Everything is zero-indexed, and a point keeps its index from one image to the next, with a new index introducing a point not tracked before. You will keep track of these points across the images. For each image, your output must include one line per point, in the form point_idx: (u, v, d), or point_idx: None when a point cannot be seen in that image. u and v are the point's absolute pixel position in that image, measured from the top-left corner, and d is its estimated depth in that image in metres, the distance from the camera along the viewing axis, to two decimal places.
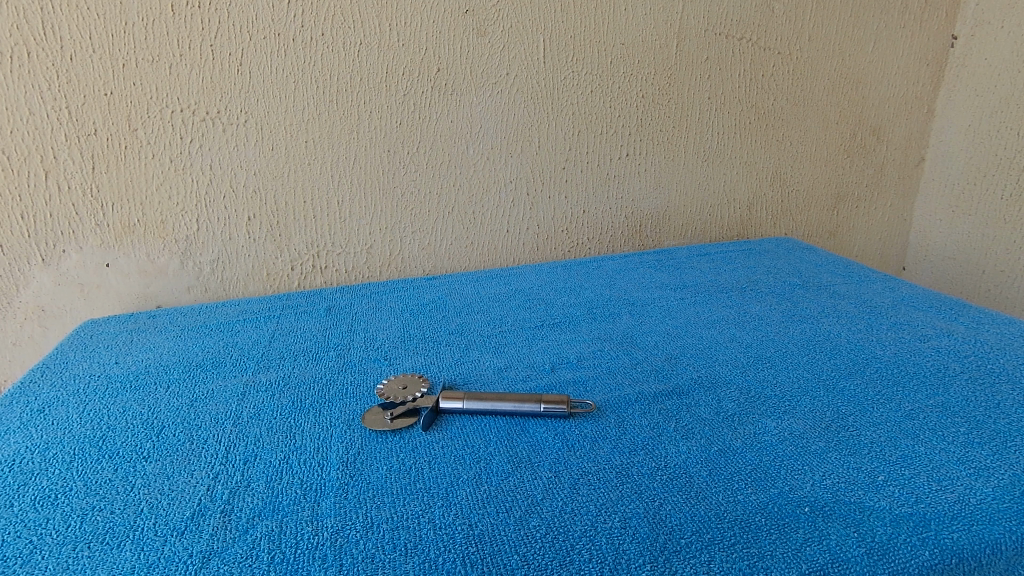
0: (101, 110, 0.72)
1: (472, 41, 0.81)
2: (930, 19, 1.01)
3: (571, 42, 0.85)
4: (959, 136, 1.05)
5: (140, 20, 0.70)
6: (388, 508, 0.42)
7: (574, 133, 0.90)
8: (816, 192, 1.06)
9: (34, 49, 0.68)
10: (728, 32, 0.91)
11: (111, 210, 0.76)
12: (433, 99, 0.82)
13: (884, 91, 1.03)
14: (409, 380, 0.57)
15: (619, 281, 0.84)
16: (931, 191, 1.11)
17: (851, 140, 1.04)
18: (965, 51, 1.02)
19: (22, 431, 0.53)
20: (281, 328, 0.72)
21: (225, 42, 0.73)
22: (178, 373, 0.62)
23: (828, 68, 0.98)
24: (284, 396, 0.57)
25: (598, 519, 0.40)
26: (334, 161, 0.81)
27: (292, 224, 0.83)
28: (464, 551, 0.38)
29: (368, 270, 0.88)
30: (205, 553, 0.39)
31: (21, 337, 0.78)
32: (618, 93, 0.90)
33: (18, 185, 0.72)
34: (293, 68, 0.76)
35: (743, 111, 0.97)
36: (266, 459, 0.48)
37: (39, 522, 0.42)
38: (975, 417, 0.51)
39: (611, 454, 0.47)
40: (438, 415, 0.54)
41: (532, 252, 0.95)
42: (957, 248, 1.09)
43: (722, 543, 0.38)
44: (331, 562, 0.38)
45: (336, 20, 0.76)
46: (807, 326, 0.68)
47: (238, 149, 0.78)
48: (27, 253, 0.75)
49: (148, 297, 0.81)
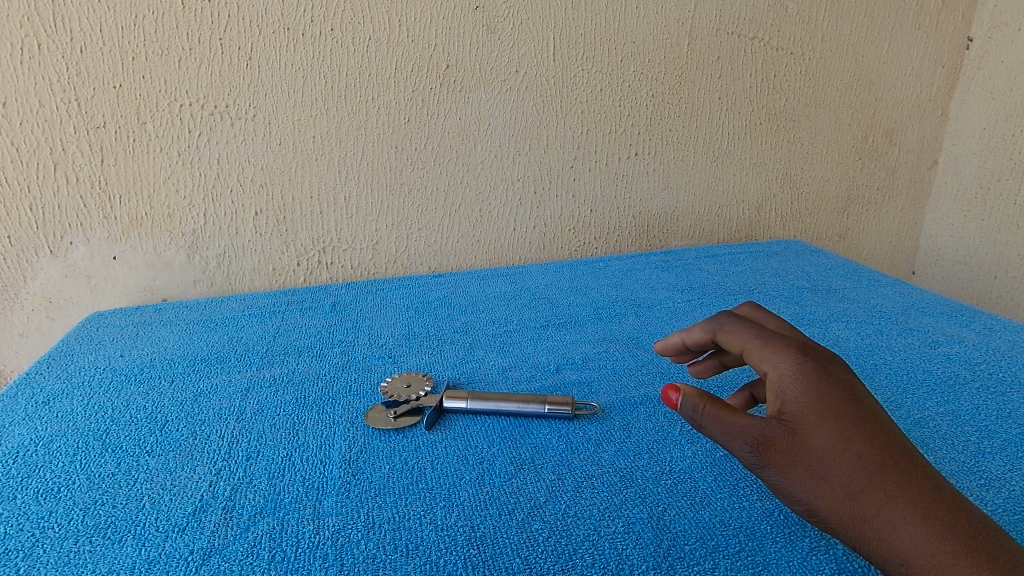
0: (111, 103, 0.72)
1: (482, 38, 0.81)
2: (947, 20, 0.99)
3: (581, 39, 0.84)
4: (972, 139, 1.04)
5: (150, 14, 0.70)
6: (390, 508, 0.42)
7: (582, 131, 0.89)
8: (827, 195, 1.05)
9: (44, 41, 0.68)
10: (740, 32, 0.90)
11: (118, 203, 0.76)
12: (441, 96, 0.82)
13: (898, 93, 1.02)
14: (413, 378, 0.57)
15: (626, 281, 0.83)
16: (943, 195, 1.09)
17: (863, 142, 1.03)
18: (981, 53, 1.01)
19: (26, 423, 0.53)
20: (286, 323, 0.72)
21: (234, 36, 0.73)
22: (182, 367, 0.62)
23: (841, 69, 0.97)
24: (288, 392, 0.57)
25: (601, 523, 0.40)
26: (342, 157, 0.81)
27: (299, 220, 0.83)
28: (466, 553, 0.38)
29: (374, 267, 0.88)
30: (205, 550, 0.38)
31: (27, 328, 0.79)
32: (628, 91, 0.89)
33: (27, 176, 0.72)
34: (302, 64, 0.76)
35: (754, 111, 0.96)
36: (269, 455, 0.48)
37: (41, 515, 0.42)
38: (986, 426, 0.50)
39: (615, 457, 0.47)
40: (442, 414, 0.53)
41: (538, 250, 0.95)
42: (969, 253, 1.08)
43: (727, 551, 0.38)
44: (332, 562, 0.37)
45: (346, 15, 0.75)
46: (816, 330, 0.68)
47: (246, 144, 0.78)
48: (35, 245, 0.75)
49: (155, 290, 0.82)
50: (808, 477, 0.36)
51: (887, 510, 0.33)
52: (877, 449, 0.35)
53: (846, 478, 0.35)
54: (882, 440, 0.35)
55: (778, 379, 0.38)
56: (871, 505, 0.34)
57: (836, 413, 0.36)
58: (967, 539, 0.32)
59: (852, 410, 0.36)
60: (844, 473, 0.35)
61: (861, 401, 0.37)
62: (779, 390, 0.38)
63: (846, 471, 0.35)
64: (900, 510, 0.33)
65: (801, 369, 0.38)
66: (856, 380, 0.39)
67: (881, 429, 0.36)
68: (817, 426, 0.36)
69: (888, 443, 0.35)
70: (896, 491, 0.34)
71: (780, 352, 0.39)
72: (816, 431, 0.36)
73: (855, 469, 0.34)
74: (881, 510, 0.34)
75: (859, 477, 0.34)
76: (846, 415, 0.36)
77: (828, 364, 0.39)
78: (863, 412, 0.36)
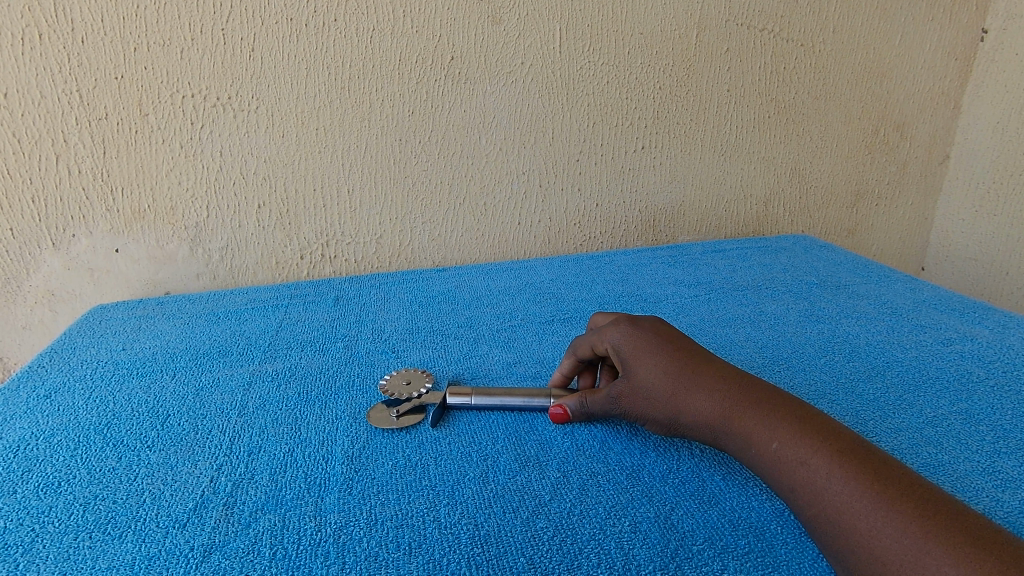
0: (112, 94, 0.71)
1: (488, 29, 0.80)
2: (961, 11, 0.97)
3: (588, 30, 0.83)
4: (986, 133, 1.02)
5: (152, 4, 0.69)
6: (393, 505, 0.41)
7: (589, 124, 0.88)
8: (836, 189, 1.04)
9: (45, 31, 0.67)
10: (750, 23, 0.89)
11: (121, 196, 0.76)
12: (446, 88, 0.81)
13: (910, 86, 1.00)
14: (412, 377, 0.56)
15: (631, 276, 0.83)
16: (955, 190, 1.08)
17: (873, 136, 1.01)
18: (995, 45, 0.99)
19: (28, 416, 0.53)
20: (289, 317, 0.71)
21: (237, 26, 0.72)
22: (184, 361, 0.61)
23: (852, 61, 0.96)
24: (290, 386, 0.56)
25: (607, 522, 0.39)
26: (346, 150, 0.80)
27: (302, 213, 0.82)
28: (469, 552, 0.37)
29: (377, 261, 0.88)
30: (206, 546, 0.38)
31: (31, 321, 0.78)
32: (635, 84, 0.88)
33: (29, 168, 0.72)
34: (305, 54, 0.75)
35: (763, 105, 0.94)
36: (270, 451, 0.47)
37: (41, 510, 0.42)
38: (1000, 425, 0.49)
39: (621, 454, 0.46)
40: (445, 412, 0.52)
41: (543, 245, 0.94)
42: (980, 248, 1.06)
43: (736, 551, 0.37)
44: (334, 560, 0.37)
45: (349, 5, 0.74)
46: (825, 327, 0.67)
47: (249, 136, 0.77)
48: (38, 237, 0.75)
49: (157, 283, 0.81)
50: (646, 402, 0.46)
51: (692, 397, 0.44)
52: (679, 359, 0.46)
53: (664, 387, 0.45)
54: (681, 353, 0.47)
55: (612, 344, 0.49)
56: (682, 401, 0.45)
57: (649, 348, 0.47)
58: (746, 397, 0.43)
59: (660, 342, 0.48)
60: (660, 385, 0.45)
61: (669, 336, 0.49)
62: (617, 352, 0.49)
63: (660, 382, 0.46)
64: (699, 394, 0.44)
65: (626, 331, 0.49)
66: (669, 328, 0.51)
67: (680, 348, 0.47)
68: (639, 361, 0.47)
69: (686, 354, 0.47)
70: (695, 382, 0.45)
71: (609, 327, 0.51)
72: (639, 365, 0.47)
73: (664, 379, 0.45)
74: (688, 399, 0.44)
75: (669, 381, 0.45)
76: (656, 346, 0.47)
77: (643, 322, 0.51)
78: (668, 341, 0.48)
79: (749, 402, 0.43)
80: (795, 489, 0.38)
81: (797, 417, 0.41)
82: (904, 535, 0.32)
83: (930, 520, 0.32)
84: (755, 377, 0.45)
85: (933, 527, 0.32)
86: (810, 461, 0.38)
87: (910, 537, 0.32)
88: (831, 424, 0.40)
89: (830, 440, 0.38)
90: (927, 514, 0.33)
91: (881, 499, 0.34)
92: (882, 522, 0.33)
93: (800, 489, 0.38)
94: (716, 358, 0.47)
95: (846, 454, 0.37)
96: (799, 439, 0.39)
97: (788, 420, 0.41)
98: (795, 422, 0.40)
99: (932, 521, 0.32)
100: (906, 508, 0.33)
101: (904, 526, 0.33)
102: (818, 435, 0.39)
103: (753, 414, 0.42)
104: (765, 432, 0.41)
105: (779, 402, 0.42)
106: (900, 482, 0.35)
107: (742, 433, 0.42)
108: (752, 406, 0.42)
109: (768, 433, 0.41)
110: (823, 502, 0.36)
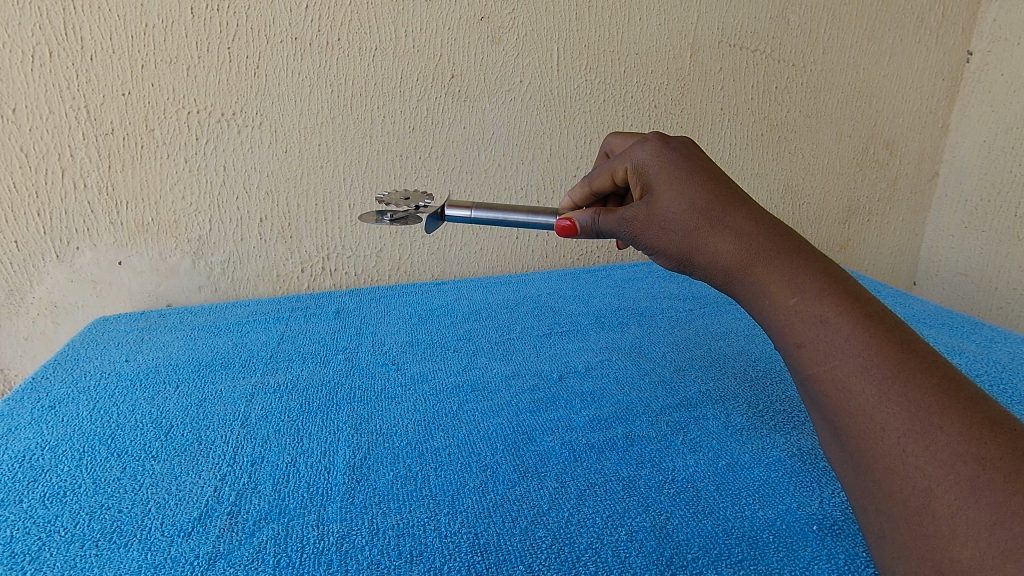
0: (119, 111, 0.73)
1: (488, 48, 0.82)
2: (948, 33, 1.00)
3: (586, 51, 0.85)
4: (973, 151, 1.05)
5: (161, 23, 0.71)
6: (394, 514, 0.42)
7: (586, 141, 0.90)
8: (828, 205, 1.05)
9: (55, 49, 0.69)
10: (743, 44, 0.91)
11: (125, 209, 0.77)
12: (446, 106, 0.83)
13: (898, 104, 1.02)
14: (412, 194, 0.59)
15: (627, 290, 0.84)
16: (944, 208, 1.10)
17: (863, 153, 1.04)
18: (980, 66, 1.02)
19: (33, 427, 0.53)
20: (291, 329, 0.72)
21: (243, 45, 0.74)
22: (187, 373, 0.62)
23: (842, 82, 0.98)
24: (292, 398, 0.57)
25: (604, 532, 0.40)
26: (348, 166, 0.82)
27: (304, 226, 0.83)
28: (470, 560, 0.38)
29: (377, 274, 0.89)
30: (211, 554, 0.39)
31: (32, 333, 0.79)
32: (631, 102, 0.90)
33: (35, 182, 0.73)
34: (308, 72, 0.77)
35: (755, 121, 0.96)
36: (274, 461, 0.48)
37: (47, 519, 0.42)
38: None
39: (618, 464, 0.47)
40: (440, 222, 0.57)
41: (540, 259, 0.96)
42: (969, 264, 1.09)
43: (730, 560, 0.38)
44: (337, 568, 0.38)
45: (351, 25, 0.76)
46: None
47: (252, 151, 0.78)
48: (42, 249, 0.76)
49: (159, 296, 0.82)
50: (657, 229, 0.46)
51: (712, 242, 0.44)
52: (707, 199, 0.45)
53: (684, 224, 0.45)
54: (715, 191, 0.45)
55: (635, 161, 0.48)
56: (700, 244, 0.45)
57: (678, 176, 0.46)
58: (773, 253, 0.42)
59: (690, 172, 0.46)
60: (679, 223, 0.45)
61: (701, 164, 0.47)
62: (640, 174, 0.48)
63: (681, 218, 0.45)
64: (722, 239, 0.44)
65: (654, 150, 0.48)
66: (701, 152, 0.49)
67: (712, 186, 0.45)
68: (663, 186, 0.46)
69: (720, 193, 0.45)
70: (721, 226, 0.44)
71: (637, 144, 0.49)
72: (662, 191, 0.46)
73: (689, 216, 0.45)
74: (707, 243, 0.44)
75: (691, 220, 0.45)
76: (687, 177, 0.46)
77: (677, 144, 0.48)
78: (702, 175, 0.46)
79: (778, 255, 0.42)
80: (807, 342, 0.39)
81: (826, 276, 0.40)
82: (917, 409, 0.34)
83: (947, 397, 0.34)
84: (787, 227, 0.44)
85: (950, 408, 0.33)
86: (832, 319, 0.38)
87: (922, 409, 0.34)
88: (859, 289, 0.40)
89: (858, 303, 0.38)
90: (946, 395, 0.34)
91: (900, 368, 0.35)
92: (896, 393, 0.34)
93: (810, 343, 0.38)
94: (749, 201, 0.46)
95: (871, 319, 0.37)
96: (825, 297, 0.39)
97: (817, 278, 0.40)
98: (822, 281, 0.40)
99: (948, 400, 0.34)
100: (924, 382, 0.34)
101: (919, 399, 0.34)
102: (846, 297, 0.39)
103: (779, 266, 0.42)
104: (788, 284, 0.41)
105: (810, 258, 0.42)
106: (921, 356, 0.36)
107: (761, 283, 0.42)
108: (779, 258, 0.42)
109: (790, 288, 0.40)
110: (834, 362, 0.37)
